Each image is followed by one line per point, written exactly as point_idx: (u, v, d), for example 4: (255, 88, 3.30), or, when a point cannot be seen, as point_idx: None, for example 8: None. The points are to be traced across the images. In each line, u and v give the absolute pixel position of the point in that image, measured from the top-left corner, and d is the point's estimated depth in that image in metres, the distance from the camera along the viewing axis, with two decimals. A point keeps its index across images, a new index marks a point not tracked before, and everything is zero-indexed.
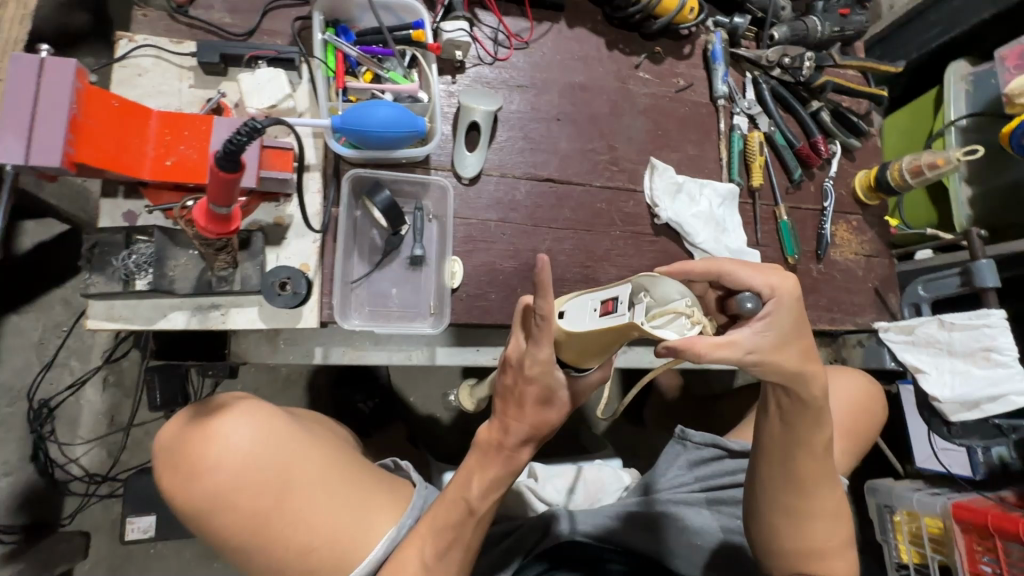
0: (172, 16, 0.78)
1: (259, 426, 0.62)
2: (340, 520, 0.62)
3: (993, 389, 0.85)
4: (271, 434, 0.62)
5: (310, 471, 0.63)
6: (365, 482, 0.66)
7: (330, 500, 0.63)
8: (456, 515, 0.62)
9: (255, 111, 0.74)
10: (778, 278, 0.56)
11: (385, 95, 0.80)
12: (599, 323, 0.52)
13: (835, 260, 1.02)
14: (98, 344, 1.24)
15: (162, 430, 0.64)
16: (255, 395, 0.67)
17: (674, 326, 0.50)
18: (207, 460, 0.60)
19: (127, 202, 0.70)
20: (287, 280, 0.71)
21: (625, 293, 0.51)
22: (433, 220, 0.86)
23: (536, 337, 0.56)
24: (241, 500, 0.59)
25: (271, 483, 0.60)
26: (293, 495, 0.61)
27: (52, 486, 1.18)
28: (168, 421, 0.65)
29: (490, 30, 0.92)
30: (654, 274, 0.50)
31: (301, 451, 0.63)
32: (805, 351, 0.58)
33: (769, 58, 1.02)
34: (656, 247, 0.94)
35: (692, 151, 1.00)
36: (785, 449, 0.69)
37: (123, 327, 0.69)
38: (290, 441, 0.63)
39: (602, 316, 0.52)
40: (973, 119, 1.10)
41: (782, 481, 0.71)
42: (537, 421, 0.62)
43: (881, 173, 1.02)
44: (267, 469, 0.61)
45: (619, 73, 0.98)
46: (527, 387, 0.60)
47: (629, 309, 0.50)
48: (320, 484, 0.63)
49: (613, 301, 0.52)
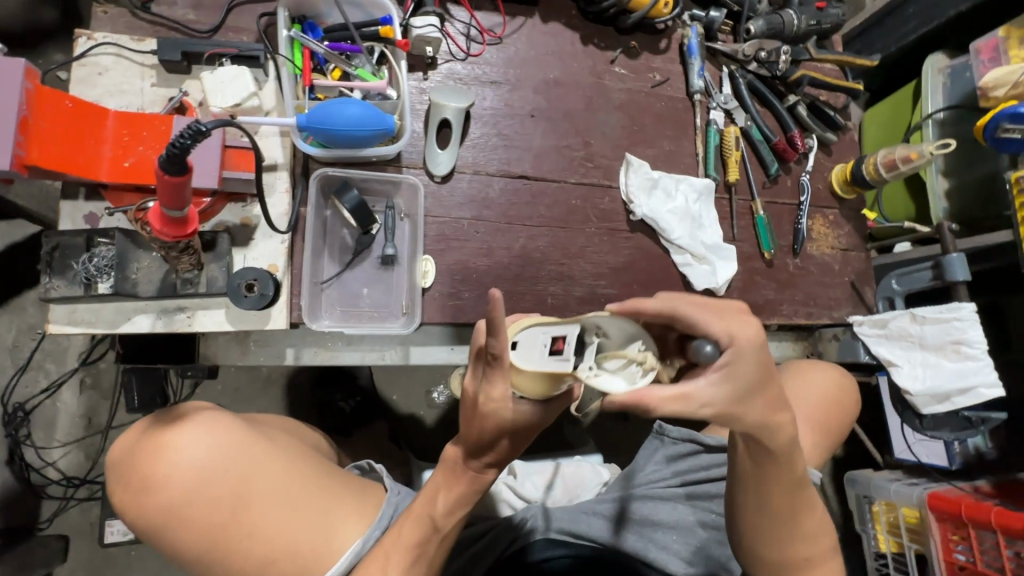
0: (133, 12, 0.76)
1: (215, 438, 0.61)
2: (301, 531, 0.62)
3: (963, 381, 0.86)
4: (228, 446, 0.61)
5: (269, 483, 0.62)
6: (329, 491, 0.66)
7: (290, 511, 0.62)
8: (422, 532, 0.62)
9: (218, 110, 0.73)
10: (739, 325, 0.49)
11: (353, 93, 0.79)
12: (549, 362, 0.50)
13: (812, 255, 1.03)
14: (74, 346, 1.23)
15: (116, 444, 0.63)
16: (213, 406, 0.66)
17: (625, 373, 0.49)
18: (159, 475, 0.59)
19: (88, 204, 0.68)
20: (254, 282, 0.70)
21: (574, 334, 0.49)
22: (405, 219, 0.86)
23: (490, 375, 0.52)
24: (196, 514, 0.59)
25: (228, 496, 0.60)
26: (250, 507, 0.60)
27: (29, 489, 1.17)
28: (123, 434, 0.64)
29: (463, 26, 0.91)
30: (605, 315, 0.48)
31: (260, 463, 0.62)
32: (766, 398, 0.54)
33: (745, 52, 1.02)
34: (631, 243, 0.94)
35: (668, 146, 0.99)
36: (757, 483, 0.67)
37: (86, 331, 0.68)
38: (248, 452, 0.62)
39: (552, 355, 0.50)
40: (950, 111, 1.11)
41: (757, 503, 0.69)
42: (499, 447, 0.60)
43: (857, 167, 1.02)
44: (223, 481, 0.60)
45: (595, 68, 0.97)
46: (483, 420, 0.56)
47: (579, 352, 0.50)
48: (279, 497, 0.62)
49: (564, 339, 0.49)
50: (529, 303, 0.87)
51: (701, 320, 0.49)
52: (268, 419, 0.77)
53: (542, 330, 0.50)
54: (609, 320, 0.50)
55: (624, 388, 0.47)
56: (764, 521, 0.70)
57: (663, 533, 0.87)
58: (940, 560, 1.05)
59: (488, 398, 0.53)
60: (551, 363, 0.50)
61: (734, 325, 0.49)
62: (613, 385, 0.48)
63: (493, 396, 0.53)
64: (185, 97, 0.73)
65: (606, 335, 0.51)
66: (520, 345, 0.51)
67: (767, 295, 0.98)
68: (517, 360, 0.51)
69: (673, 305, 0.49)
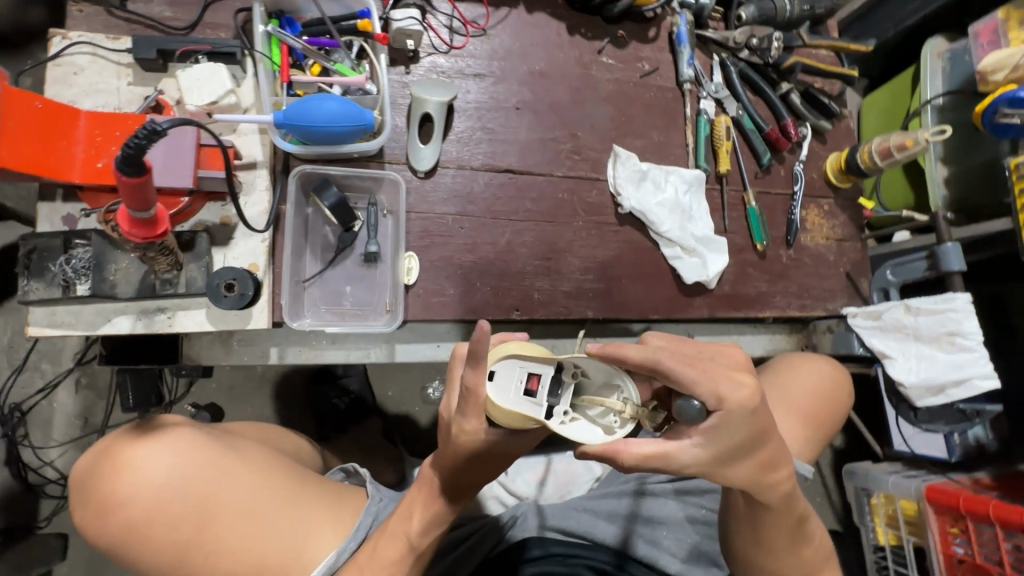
0: (109, 11, 0.76)
1: (178, 454, 0.61)
2: (269, 545, 0.62)
3: (958, 373, 0.86)
4: (192, 461, 0.61)
5: (235, 498, 0.62)
6: (300, 504, 0.66)
7: (257, 525, 0.62)
8: (397, 550, 0.63)
9: (194, 108, 0.73)
10: (731, 386, 0.47)
11: (333, 88, 0.78)
12: (523, 400, 0.51)
13: (805, 246, 1.01)
14: (68, 346, 1.23)
15: (81, 462, 0.63)
16: (179, 421, 0.66)
17: (598, 420, 0.51)
18: (120, 494, 0.59)
19: (66, 205, 0.68)
20: (233, 281, 0.70)
21: (550, 374, 0.51)
22: (388, 215, 0.85)
23: (463, 408, 0.53)
24: (160, 531, 0.59)
25: (192, 512, 0.60)
26: (216, 522, 0.60)
27: (27, 489, 1.18)
28: (87, 451, 0.64)
29: (446, 18, 0.90)
30: (584, 357, 0.50)
31: (225, 478, 0.62)
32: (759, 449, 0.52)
33: (736, 40, 0.99)
34: (620, 237, 0.92)
35: (657, 137, 0.97)
36: (754, 517, 0.66)
37: (65, 333, 0.68)
38: (213, 467, 0.62)
39: (527, 394, 0.51)
40: (949, 97, 1.07)
41: (747, 524, 0.69)
42: (476, 469, 0.62)
43: (851, 156, 1.00)
44: (187, 498, 0.60)
45: (581, 59, 0.96)
46: (456, 450, 0.58)
47: (556, 394, 0.51)
48: (245, 513, 0.62)
49: (540, 379, 0.51)
50: (515, 299, 0.85)
51: (692, 380, 0.46)
52: (245, 429, 0.77)
53: (522, 365, 0.52)
54: (588, 365, 0.51)
55: (596, 441, 0.48)
56: (755, 549, 0.70)
57: (654, 529, 0.86)
58: (938, 553, 1.04)
59: (461, 429, 0.55)
60: (526, 403, 0.51)
61: (728, 388, 0.47)
62: (586, 435, 0.49)
63: (466, 428, 0.54)
64: (161, 95, 0.73)
65: (585, 377, 0.52)
66: (499, 377, 0.53)
67: (760, 287, 0.97)
68: (494, 395, 0.52)
69: (659, 361, 0.45)
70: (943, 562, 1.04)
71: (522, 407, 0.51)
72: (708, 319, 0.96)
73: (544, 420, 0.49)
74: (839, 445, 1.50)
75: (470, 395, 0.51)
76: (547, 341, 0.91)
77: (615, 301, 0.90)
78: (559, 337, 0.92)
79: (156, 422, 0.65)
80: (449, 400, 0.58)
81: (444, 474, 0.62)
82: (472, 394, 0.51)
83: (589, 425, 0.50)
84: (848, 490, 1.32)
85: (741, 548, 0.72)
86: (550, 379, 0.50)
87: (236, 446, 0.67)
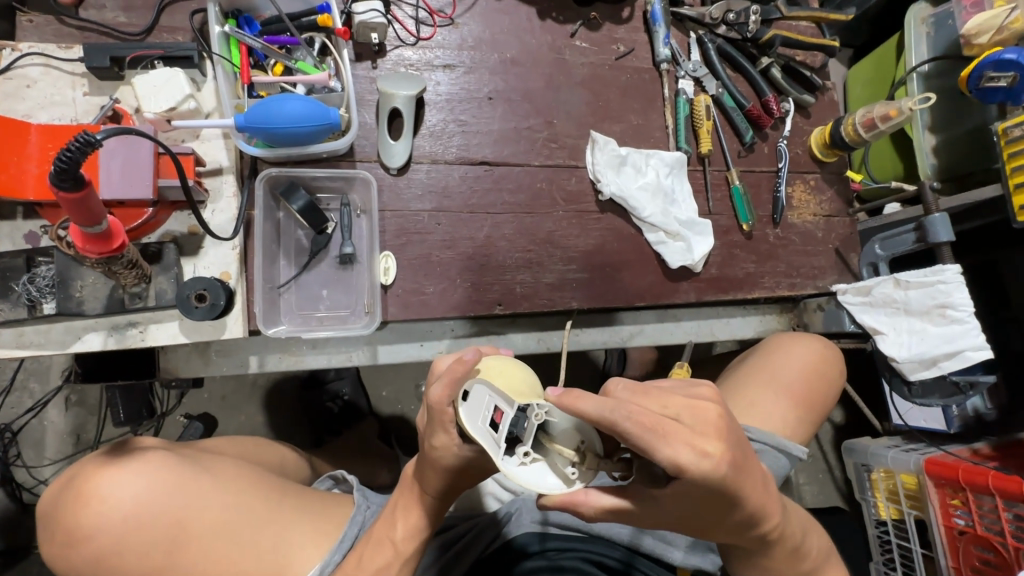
0: (60, 19, 0.74)
1: (143, 479, 0.60)
2: (247, 563, 0.61)
3: (949, 346, 0.85)
4: (159, 487, 0.60)
5: (207, 520, 0.61)
6: (277, 518, 0.65)
7: (233, 545, 0.61)
8: (382, 558, 0.62)
9: (151, 115, 0.71)
10: (691, 454, 0.44)
11: (297, 88, 0.77)
12: (483, 431, 0.49)
13: (792, 223, 0.99)
14: (56, 363, 1.22)
15: (47, 495, 0.62)
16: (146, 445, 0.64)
17: (557, 466, 0.48)
18: (87, 526, 0.57)
19: (27, 223, 0.67)
20: (204, 291, 0.68)
21: (513, 413, 0.48)
22: (361, 215, 0.83)
23: (434, 420, 0.53)
24: (132, 559, 0.58)
25: (163, 537, 0.59)
26: (189, 547, 0.60)
27: (23, 508, 1.17)
28: (52, 484, 0.63)
29: (411, 9, 0.87)
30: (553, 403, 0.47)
31: (195, 501, 0.61)
32: (737, 475, 0.48)
33: (713, 16, 0.97)
34: (602, 224, 0.90)
35: (636, 121, 0.95)
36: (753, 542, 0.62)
37: (35, 353, 0.67)
38: (181, 490, 0.61)
39: (489, 428, 0.48)
40: (935, 63, 1.03)
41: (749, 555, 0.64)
42: (459, 479, 0.60)
43: (836, 129, 0.97)
44: (157, 523, 0.59)
45: (554, 44, 0.93)
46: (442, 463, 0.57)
47: (516, 433, 0.48)
48: (221, 532, 0.61)
49: (503, 415, 0.48)
50: (497, 294, 0.83)
51: (651, 448, 0.43)
52: (223, 446, 0.76)
53: (489, 394, 0.50)
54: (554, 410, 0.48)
55: (551, 490, 0.47)
56: (761, 556, 0.66)
57: None
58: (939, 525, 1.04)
59: (431, 446, 0.55)
60: (485, 436, 0.48)
61: (687, 457, 0.44)
62: (540, 482, 0.47)
63: (435, 445, 0.55)
64: (118, 104, 0.72)
65: (550, 418, 0.49)
66: (470, 402, 0.51)
67: (747, 269, 0.95)
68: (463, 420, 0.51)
69: (617, 423, 0.42)
70: (945, 534, 1.04)
71: (481, 438, 0.48)
72: (696, 304, 0.95)
73: (500, 462, 0.46)
74: (840, 421, 1.49)
75: (437, 410, 0.53)
76: (533, 333, 0.90)
77: (600, 290, 0.88)
78: (545, 329, 0.90)
79: (120, 447, 0.63)
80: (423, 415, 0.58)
81: (423, 483, 0.61)
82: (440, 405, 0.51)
83: (547, 469, 0.48)
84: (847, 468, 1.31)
85: (741, 558, 0.68)
86: (513, 417, 0.47)
87: (206, 465, 0.66)
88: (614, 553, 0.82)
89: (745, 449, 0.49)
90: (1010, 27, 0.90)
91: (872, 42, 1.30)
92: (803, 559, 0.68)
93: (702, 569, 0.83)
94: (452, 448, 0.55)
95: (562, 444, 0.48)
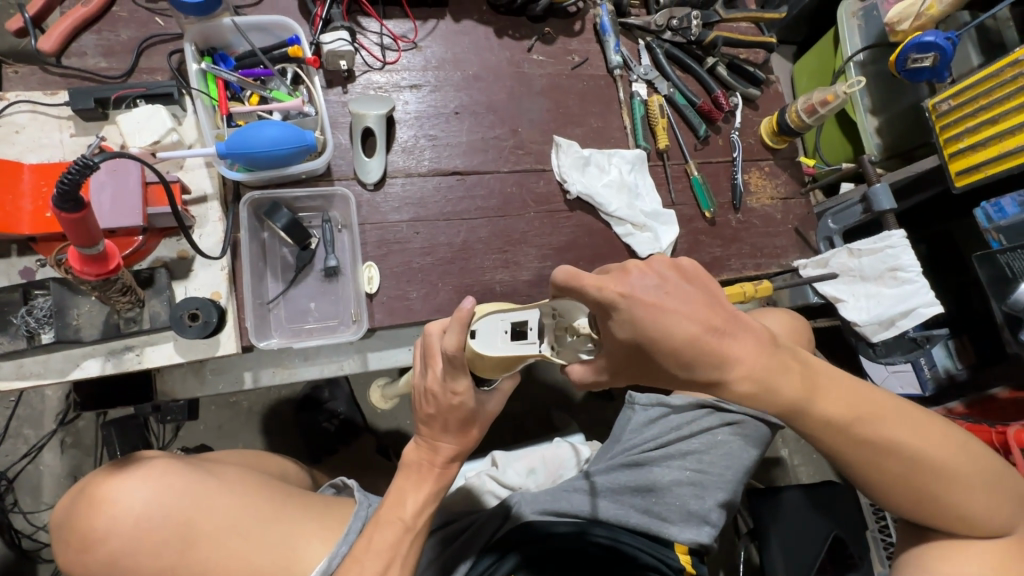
0: (46, 69, 0.79)
1: (153, 486, 0.63)
2: (254, 560, 0.65)
3: (903, 304, 0.90)
4: (167, 492, 0.64)
5: (215, 521, 0.65)
6: (283, 517, 0.69)
7: (241, 542, 0.65)
8: (393, 535, 0.65)
9: (138, 149, 0.75)
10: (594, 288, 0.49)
11: (273, 115, 0.82)
12: (512, 348, 0.59)
13: (752, 208, 1.05)
14: (50, 407, 1.23)
15: (57, 511, 0.66)
16: (157, 453, 0.68)
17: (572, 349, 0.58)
18: (101, 529, 0.61)
19: (22, 259, 0.71)
20: (197, 311, 0.71)
21: (535, 319, 0.59)
22: (343, 230, 0.87)
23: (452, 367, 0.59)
24: (143, 560, 0.62)
25: (175, 537, 0.63)
26: (200, 545, 0.64)
27: (23, 555, 1.17)
28: (65, 500, 0.66)
29: (376, 36, 0.93)
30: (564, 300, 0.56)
31: (203, 503, 0.65)
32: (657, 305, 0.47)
33: (657, 23, 1.04)
34: (572, 222, 0.95)
35: (595, 124, 1.01)
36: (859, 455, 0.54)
37: (36, 383, 0.69)
38: (188, 493, 0.65)
39: (517, 342, 0.59)
40: (869, 51, 1.10)
41: (858, 462, 0.55)
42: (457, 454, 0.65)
43: (782, 118, 1.04)
44: (167, 526, 0.63)
45: (513, 58, 0.99)
46: (448, 412, 0.64)
47: (539, 334, 0.58)
48: (230, 530, 0.65)
49: (525, 325, 0.59)
50: (478, 294, 0.88)
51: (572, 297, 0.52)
52: (227, 456, 0.79)
53: (504, 318, 0.59)
54: (564, 306, 0.57)
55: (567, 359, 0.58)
56: (861, 466, 0.55)
57: (647, 497, 0.88)
58: None
59: (453, 392, 0.62)
60: (517, 346, 0.59)
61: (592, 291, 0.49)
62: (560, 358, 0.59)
63: (458, 390, 0.62)
64: (103, 142, 0.76)
65: (562, 315, 0.58)
66: (482, 331, 0.59)
67: (713, 253, 1.01)
68: (480, 346, 0.59)
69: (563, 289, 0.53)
70: None
71: (515, 350, 0.58)
72: None
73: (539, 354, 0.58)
74: None
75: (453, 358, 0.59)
76: None
77: None
78: None
79: (129, 456, 0.67)
80: (431, 371, 0.62)
81: (437, 449, 0.67)
82: (452, 358, 0.58)
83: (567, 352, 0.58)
84: (817, 457, 1.42)
85: (866, 489, 0.59)
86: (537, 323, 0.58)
87: (210, 470, 0.69)
88: (619, 535, 0.83)
89: (670, 289, 0.49)
90: (926, 14, 0.96)
91: (811, 38, 1.40)
92: (894, 460, 0.55)
93: (698, 541, 0.87)
94: (470, 394, 0.63)
95: (577, 325, 0.57)
